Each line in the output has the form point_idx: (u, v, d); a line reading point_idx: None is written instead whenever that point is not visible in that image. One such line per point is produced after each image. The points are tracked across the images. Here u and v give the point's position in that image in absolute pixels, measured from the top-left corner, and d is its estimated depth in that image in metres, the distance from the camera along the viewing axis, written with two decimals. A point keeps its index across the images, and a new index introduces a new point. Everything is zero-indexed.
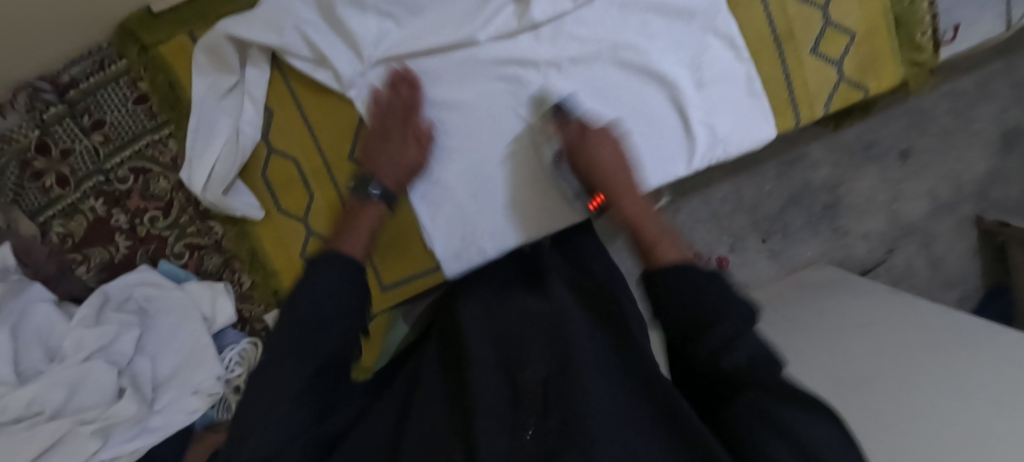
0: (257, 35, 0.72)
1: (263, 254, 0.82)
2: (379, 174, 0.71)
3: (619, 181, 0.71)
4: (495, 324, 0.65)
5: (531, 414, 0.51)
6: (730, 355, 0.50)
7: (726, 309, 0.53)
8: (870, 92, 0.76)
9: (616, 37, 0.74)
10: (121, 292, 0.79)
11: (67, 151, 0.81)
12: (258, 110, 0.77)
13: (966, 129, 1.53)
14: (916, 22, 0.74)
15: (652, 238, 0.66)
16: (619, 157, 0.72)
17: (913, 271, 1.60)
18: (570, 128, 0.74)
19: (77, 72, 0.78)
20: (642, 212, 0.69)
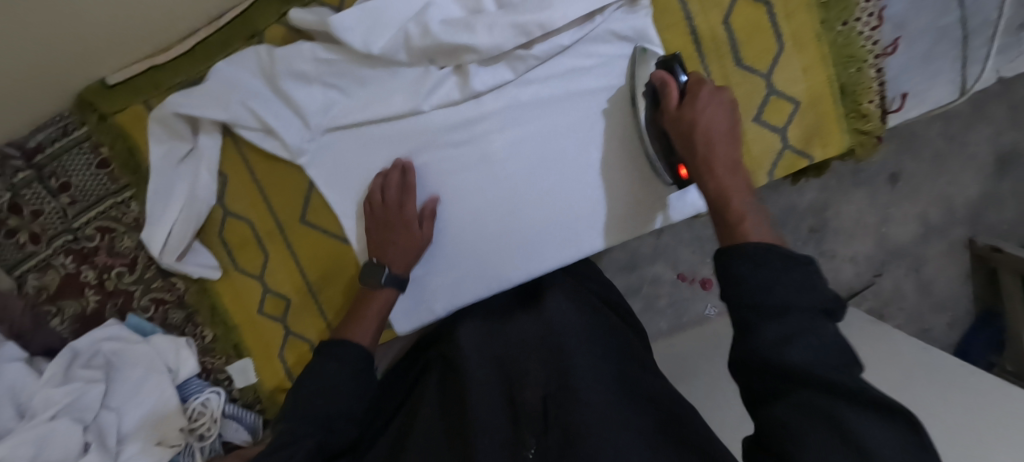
0: (208, 110, 0.74)
1: (223, 309, 0.86)
2: (389, 264, 0.75)
3: (719, 150, 0.61)
4: (496, 346, 0.73)
5: (533, 430, 0.61)
6: (793, 348, 0.46)
7: (793, 303, 0.49)
8: (816, 159, 0.76)
9: (556, 106, 0.75)
10: (90, 348, 0.83)
11: (37, 212, 0.85)
12: (213, 176, 0.80)
13: (959, 152, 1.42)
14: (863, 90, 0.72)
15: (736, 216, 0.57)
16: (725, 125, 0.63)
17: (902, 295, 1.51)
18: (671, 96, 0.65)
19: (42, 138, 0.82)
20: (737, 186, 0.60)
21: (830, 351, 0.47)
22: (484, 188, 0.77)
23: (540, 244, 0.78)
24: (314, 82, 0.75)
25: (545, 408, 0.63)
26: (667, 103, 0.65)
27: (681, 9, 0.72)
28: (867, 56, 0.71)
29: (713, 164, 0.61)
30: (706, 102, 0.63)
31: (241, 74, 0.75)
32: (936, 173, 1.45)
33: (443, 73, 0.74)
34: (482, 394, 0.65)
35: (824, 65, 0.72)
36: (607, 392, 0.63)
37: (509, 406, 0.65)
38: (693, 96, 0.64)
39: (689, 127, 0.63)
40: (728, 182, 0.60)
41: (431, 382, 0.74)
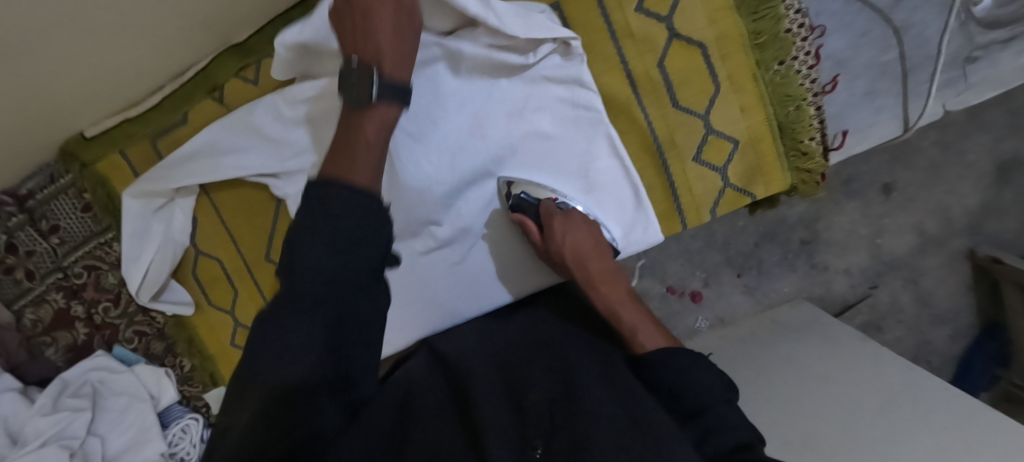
0: (189, 176, 0.80)
1: (199, 340, 0.91)
2: (375, 59, 0.58)
3: (592, 271, 0.70)
4: (496, 351, 0.64)
5: (540, 433, 0.49)
6: (712, 441, 0.51)
7: (710, 384, 0.55)
8: (759, 197, 0.76)
9: (505, 144, 0.76)
10: (79, 377, 0.90)
11: (31, 252, 0.91)
12: (186, 219, 0.85)
13: (956, 162, 1.20)
14: (803, 128, 0.72)
15: (630, 326, 0.64)
16: (588, 245, 0.72)
17: (900, 309, 1.28)
18: (531, 233, 0.74)
19: (32, 186, 0.89)
20: (620, 299, 0.67)
21: (748, 434, 0.51)
22: (435, 227, 0.79)
23: (488, 283, 0.82)
24: (269, 137, 0.79)
25: (553, 411, 0.51)
26: (533, 239, 0.74)
27: (618, 54, 0.73)
28: (806, 94, 0.71)
29: (597, 286, 0.69)
30: (565, 224, 0.72)
31: (210, 137, 0.79)
32: (932, 183, 1.22)
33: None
34: (483, 392, 0.54)
35: (762, 104, 0.72)
36: (611, 391, 0.54)
37: (511, 409, 0.53)
38: (549, 231, 0.72)
39: (561, 256, 0.71)
40: (613, 297, 0.68)
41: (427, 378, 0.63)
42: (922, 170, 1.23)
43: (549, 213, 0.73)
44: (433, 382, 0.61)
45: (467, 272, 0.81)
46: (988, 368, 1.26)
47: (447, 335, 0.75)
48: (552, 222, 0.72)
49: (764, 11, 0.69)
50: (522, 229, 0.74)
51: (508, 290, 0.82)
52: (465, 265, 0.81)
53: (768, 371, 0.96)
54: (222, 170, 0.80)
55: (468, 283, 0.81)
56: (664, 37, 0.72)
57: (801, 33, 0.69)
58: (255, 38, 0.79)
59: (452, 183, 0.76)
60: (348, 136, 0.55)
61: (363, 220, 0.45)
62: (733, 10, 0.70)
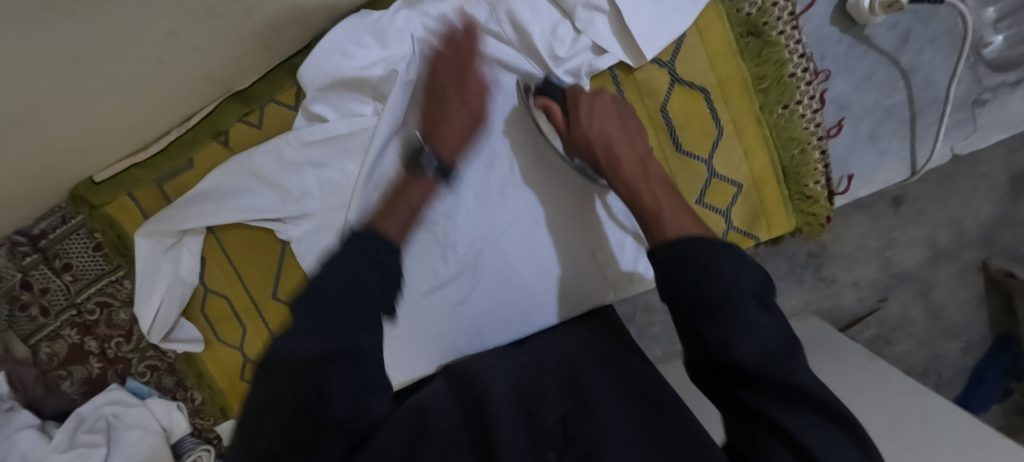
0: (198, 215, 0.82)
1: (208, 374, 0.93)
2: (438, 144, 0.67)
3: (619, 152, 0.65)
4: (523, 368, 0.64)
5: (552, 446, 0.52)
6: (742, 345, 0.46)
7: (738, 277, 0.49)
8: (763, 239, 0.75)
9: (508, 178, 0.78)
10: (93, 413, 0.92)
11: (45, 289, 0.94)
12: (196, 259, 0.87)
13: (969, 175, 1.08)
14: (807, 171, 0.72)
15: (650, 209, 0.61)
16: (617, 126, 0.67)
17: (910, 323, 1.15)
18: (556, 115, 0.69)
19: (45, 226, 0.91)
20: (645, 184, 0.63)
21: (773, 344, 0.47)
22: (438, 267, 0.81)
23: (489, 324, 0.82)
24: (271, 181, 0.80)
25: (566, 432, 0.54)
26: (557, 125, 0.70)
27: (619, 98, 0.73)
28: (810, 137, 0.71)
29: (622, 165, 0.64)
30: (593, 102, 0.67)
31: (217, 182, 0.81)
32: (944, 195, 1.10)
33: (388, 142, 0.76)
34: (500, 412, 0.54)
35: (766, 148, 0.72)
36: (626, 402, 0.56)
37: (526, 424, 0.54)
38: (574, 111, 0.68)
39: (586, 133, 0.66)
40: (637, 179, 0.63)
41: (441, 386, 0.62)
42: (933, 182, 1.12)
43: (575, 95, 0.68)
44: (441, 395, 0.59)
45: (463, 312, 0.82)
46: (1001, 380, 1.13)
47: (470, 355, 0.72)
48: (579, 98, 0.68)
49: (767, 56, 0.69)
50: (547, 114, 0.70)
51: (511, 331, 0.82)
52: (462, 307, 0.82)
53: None
54: (231, 213, 0.82)
55: (473, 324, 0.82)
56: (665, 82, 0.71)
57: (805, 76, 0.69)
58: (257, 85, 0.81)
59: (452, 224, 0.79)
60: (397, 196, 0.63)
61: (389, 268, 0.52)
62: (735, 55, 0.69)
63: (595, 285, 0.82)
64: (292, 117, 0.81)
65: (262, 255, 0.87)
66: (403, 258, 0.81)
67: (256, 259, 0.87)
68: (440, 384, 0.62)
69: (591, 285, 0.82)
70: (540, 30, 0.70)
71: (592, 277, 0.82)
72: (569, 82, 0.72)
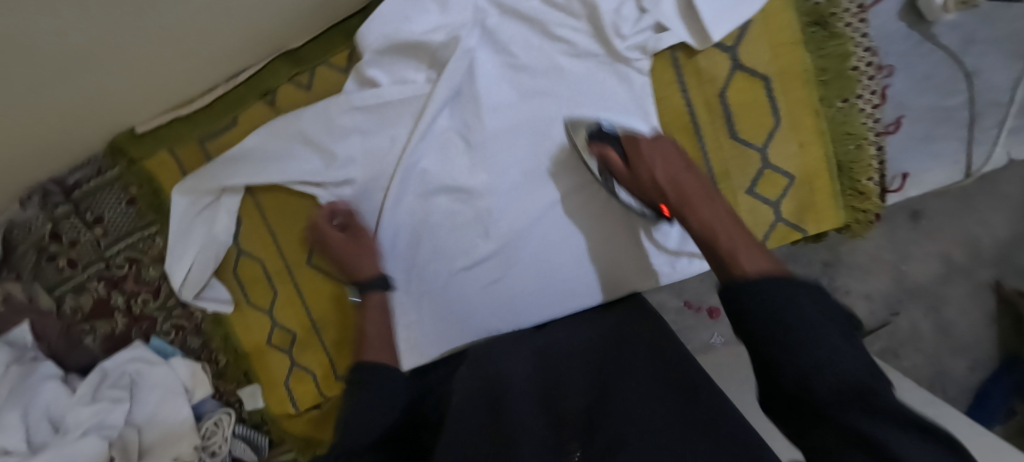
0: (241, 174, 0.81)
1: (234, 338, 0.92)
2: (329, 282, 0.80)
3: (686, 188, 0.66)
4: (542, 361, 0.66)
5: (576, 440, 0.54)
6: (823, 374, 0.44)
7: (813, 314, 0.47)
8: (810, 233, 0.75)
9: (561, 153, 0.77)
10: (116, 368, 0.91)
11: (74, 241, 0.93)
12: (232, 219, 0.86)
13: (989, 193, 1.09)
14: (861, 167, 0.71)
15: (726, 248, 0.59)
16: (679, 164, 0.68)
17: (918, 338, 1.13)
18: (615, 163, 0.70)
19: (79, 177, 0.90)
20: (717, 217, 0.62)
21: (857, 370, 0.43)
22: (479, 243, 0.81)
23: (522, 306, 0.81)
24: (316, 143, 0.79)
25: (587, 418, 0.56)
26: (617, 172, 0.71)
27: (677, 82, 0.72)
28: (868, 133, 0.71)
29: (691, 208, 0.64)
30: (657, 146, 0.68)
31: (261, 142, 0.80)
32: (961, 212, 1.10)
33: (439, 111, 0.76)
34: (517, 406, 0.57)
35: (822, 142, 0.71)
36: (650, 382, 0.57)
37: (548, 419, 0.57)
38: (634, 154, 0.69)
39: (651, 173, 0.67)
40: (710, 217, 0.63)
41: (462, 370, 0.69)
42: (951, 199, 1.11)
43: (632, 141, 0.69)
44: (468, 389, 0.64)
45: (497, 291, 0.82)
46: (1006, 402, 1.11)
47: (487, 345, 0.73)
48: (640, 143, 0.68)
49: (831, 48, 0.68)
50: (604, 161, 0.71)
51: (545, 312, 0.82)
52: (498, 286, 0.81)
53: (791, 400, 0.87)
54: (274, 174, 0.80)
55: (505, 303, 0.82)
56: (727, 68, 0.70)
57: (868, 71, 0.69)
58: (309, 47, 0.80)
59: (496, 200, 0.79)
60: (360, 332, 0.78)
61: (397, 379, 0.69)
62: (799, 45, 0.69)
63: (637, 272, 0.81)
64: (344, 80, 0.79)
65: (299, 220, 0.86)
66: (445, 231, 0.81)
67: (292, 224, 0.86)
68: (466, 377, 0.66)
69: (627, 272, 0.81)
70: (606, 6, 0.69)
71: (633, 262, 0.81)
72: (635, 58, 0.70)
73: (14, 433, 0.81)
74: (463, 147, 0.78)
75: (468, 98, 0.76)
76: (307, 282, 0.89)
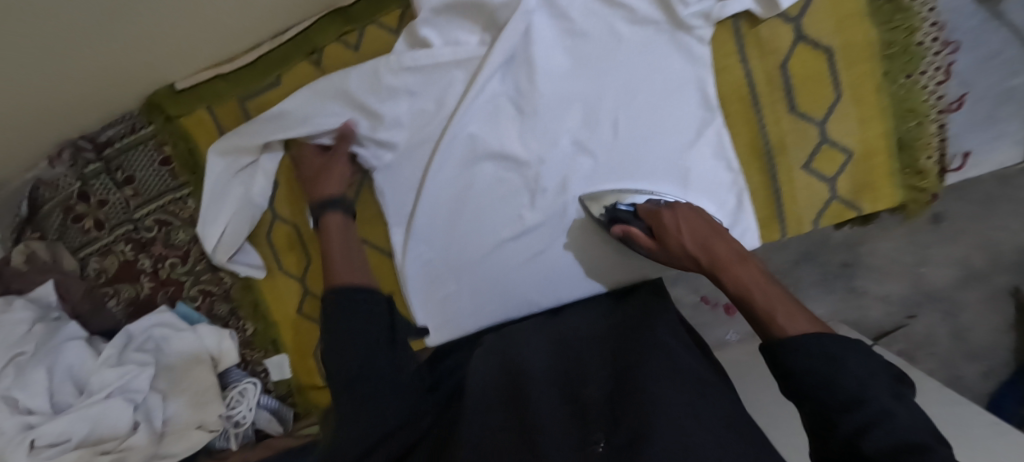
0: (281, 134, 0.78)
1: (265, 305, 0.91)
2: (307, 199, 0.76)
3: (718, 253, 0.63)
4: (561, 352, 0.64)
5: (599, 428, 0.48)
6: (874, 436, 0.42)
7: (867, 375, 0.45)
8: (864, 211, 0.74)
9: (616, 122, 0.75)
10: (142, 332, 0.88)
11: (102, 201, 0.91)
12: (269, 182, 0.83)
13: (1012, 197, 1.07)
14: (922, 145, 0.70)
15: (764, 306, 0.55)
16: (705, 229, 0.66)
17: (933, 342, 1.08)
18: (640, 239, 0.70)
19: (112, 134, 0.88)
20: (756, 280, 0.58)
21: (918, 431, 0.42)
22: (525, 213, 0.79)
23: (564, 277, 0.81)
24: (361, 103, 0.76)
25: (611, 404, 0.51)
26: (645, 247, 0.71)
27: (737, 52, 0.71)
28: (930, 110, 0.70)
29: (727, 268, 0.61)
30: (684, 215, 0.68)
31: (305, 101, 0.77)
32: (979, 217, 1.08)
33: (491, 75, 0.74)
34: (540, 395, 0.54)
35: (883, 118, 0.70)
36: (679, 376, 0.52)
37: (568, 407, 0.52)
38: (660, 228, 0.68)
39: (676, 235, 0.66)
40: (745, 277, 0.60)
41: (483, 355, 0.68)
42: (974, 203, 1.08)
43: (653, 213, 0.70)
44: (485, 380, 0.61)
45: (540, 263, 0.81)
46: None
47: (505, 337, 0.72)
48: (659, 218, 0.69)
49: (898, 21, 0.67)
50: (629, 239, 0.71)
51: (585, 285, 0.82)
52: (541, 257, 0.81)
53: None
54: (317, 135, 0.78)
55: (548, 275, 0.81)
56: (789, 39, 0.69)
57: (933, 46, 0.68)
58: (359, 5, 0.78)
59: (544, 168, 0.77)
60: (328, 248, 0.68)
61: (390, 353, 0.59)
62: (864, 17, 0.67)
63: None
64: (394, 42, 0.78)
65: None
66: (491, 199, 0.79)
67: None
68: (486, 366, 0.64)
69: None
70: None
71: None
72: (698, 25, 0.69)
73: (37, 390, 0.79)
74: (514, 113, 0.76)
75: (521, 62, 0.74)
76: None
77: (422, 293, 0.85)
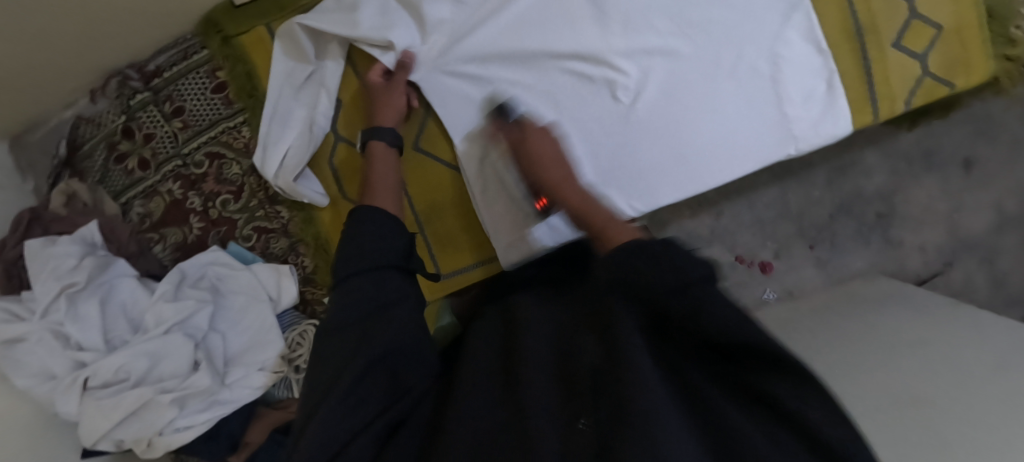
0: (329, 26, 0.74)
1: (327, 239, 0.84)
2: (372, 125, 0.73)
3: (554, 176, 0.64)
4: (546, 318, 0.54)
5: (584, 403, 0.42)
6: (705, 324, 0.38)
7: (682, 268, 0.40)
8: (957, 88, 0.74)
9: (701, 11, 0.71)
10: (197, 271, 0.83)
11: (149, 135, 0.86)
12: (331, 103, 0.79)
13: None
14: (1011, 16, 0.71)
15: (592, 221, 0.57)
16: (557, 151, 0.67)
17: (972, 290, 1.04)
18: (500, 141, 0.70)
19: (163, 61, 0.85)
20: (583, 202, 0.60)
21: (734, 319, 0.38)
22: (607, 112, 0.75)
23: (653, 179, 0.76)
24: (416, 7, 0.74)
25: (597, 372, 0.43)
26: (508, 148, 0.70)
27: None
28: None
29: (560, 190, 0.63)
30: (544, 132, 0.68)
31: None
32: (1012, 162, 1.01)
33: None
34: (528, 375, 0.46)
35: None
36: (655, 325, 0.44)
37: (556, 382, 0.45)
38: (519, 140, 0.68)
39: (530, 156, 0.66)
40: (577, 198, 0.61)
41: (490, 326, 0.59)
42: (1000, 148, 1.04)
43: (523, 125, 0.69)
44: (484, 361, 0.52)
45: (634, 158, 0.76)
46: None
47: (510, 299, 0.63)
48: (524, 136, 0.68)
49: None
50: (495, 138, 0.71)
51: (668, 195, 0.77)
52: (631, 159, 0.76)
53: (849, 339, 0.72)
54: (368, 27, 0.74)
55: (646, 169, 0.76)
56: None
57: None
58: None
59: (625, 64, 0.73)
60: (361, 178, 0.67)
61: (402, 292, 0.50)
62: None
63: (774, 143, 0.75)
64: None
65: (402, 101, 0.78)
66: (574, 101, 0.75)
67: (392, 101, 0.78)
68: (489, 342, 0.55)
69: (767, 145, 0.75)
70: None
71: (771, 137, 0.75)
72: None
73: (90, 323, 0.74)
74: (592, 13, 0.73)
75: None
76: (413, 175, 0.81)
77: (494, 209, 0.79)
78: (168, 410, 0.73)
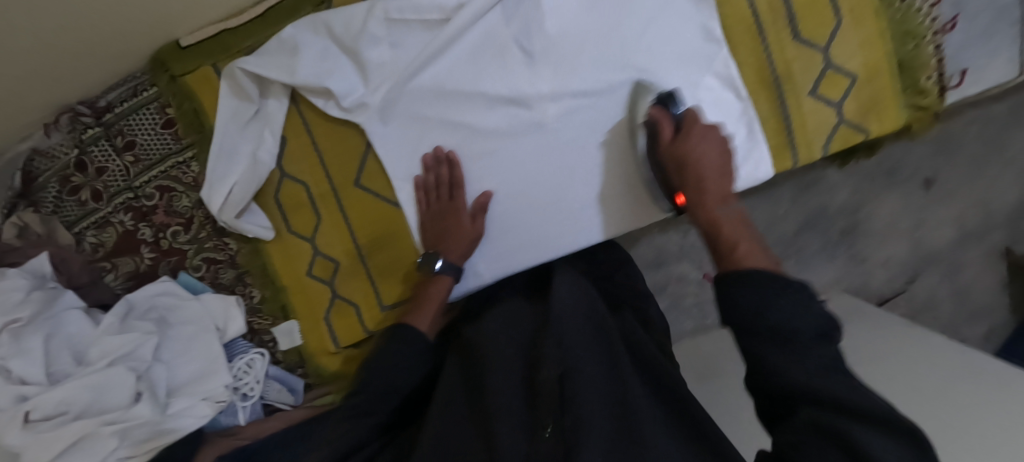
0: (271, 75, 0.77)
1: (274, 270, 0.88)
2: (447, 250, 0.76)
3: (707, 182, 0.62)
4: (519, 338, 0.64)
5: (549, 413, 0.51)
6: (792, 371, 0.44)
7: (793, 321, 0.46)
8: (872, 134, 0.77)
9: (627, 59, 0.74)
10: (144, 302, 0.86)
11: (101, 169, 0.88)
12: (276, 139, 0.82)
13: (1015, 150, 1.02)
14: (921, 66, 0.75)
15: (729, 238, 0.57)
16: (717, 156, 0.64)
17: (935, 305, 1.07)
18: (663, 132, 0.67)
19: (113, 97, 0.86)
20: (730, 220, 0.59)
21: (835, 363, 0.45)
22: (539, 154, 0.78)
23: (585, 216, 0.79)
24: (354, 55, 0.77)
25: (559, 385, 0.53)
26: (663, 138, 0.68)
27: None
28: (926, 33, 0.74)
29: (705, 195, 0.61)
30: (702, 131, 0.65)
31: (308, 42, 0.77)
32: (975, 177, 1.03)
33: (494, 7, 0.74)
34: (499, 391, 0.55)
35: (885, 42, 0.73)
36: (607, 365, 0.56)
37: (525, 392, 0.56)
38: (686, 134, 0.65)
39: (685, 157, 0.64)
40: (720, 212, 0.60)
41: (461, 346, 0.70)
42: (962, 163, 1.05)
43: (691, 119, 0.66)
44: (462, 374, 0.64)
45: (571, 195, 0.78)
46: None
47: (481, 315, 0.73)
48: (693, 127, 0.65)
49: None
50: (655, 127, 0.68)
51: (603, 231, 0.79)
52: (564, 195, 0.78)
53: None
54: (307, 73, 0.76)
55: (582, 205, 0.78)
56: None
57: None
58: None
59: (553, 110, 0.76)
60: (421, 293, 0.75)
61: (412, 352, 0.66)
62: None
63: None
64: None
65: (343, 139, 0.82)
66: (508, 141, 0.78)
67: (335, 140, 0.82)
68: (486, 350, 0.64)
69: None
70: None
71: None
72: None
73: (36, 358, 0.76)
74: (523, 59, 0.75)
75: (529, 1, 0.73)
76: (355, 213, 0.84)
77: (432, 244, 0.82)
78: (110, 441, 0.75)
